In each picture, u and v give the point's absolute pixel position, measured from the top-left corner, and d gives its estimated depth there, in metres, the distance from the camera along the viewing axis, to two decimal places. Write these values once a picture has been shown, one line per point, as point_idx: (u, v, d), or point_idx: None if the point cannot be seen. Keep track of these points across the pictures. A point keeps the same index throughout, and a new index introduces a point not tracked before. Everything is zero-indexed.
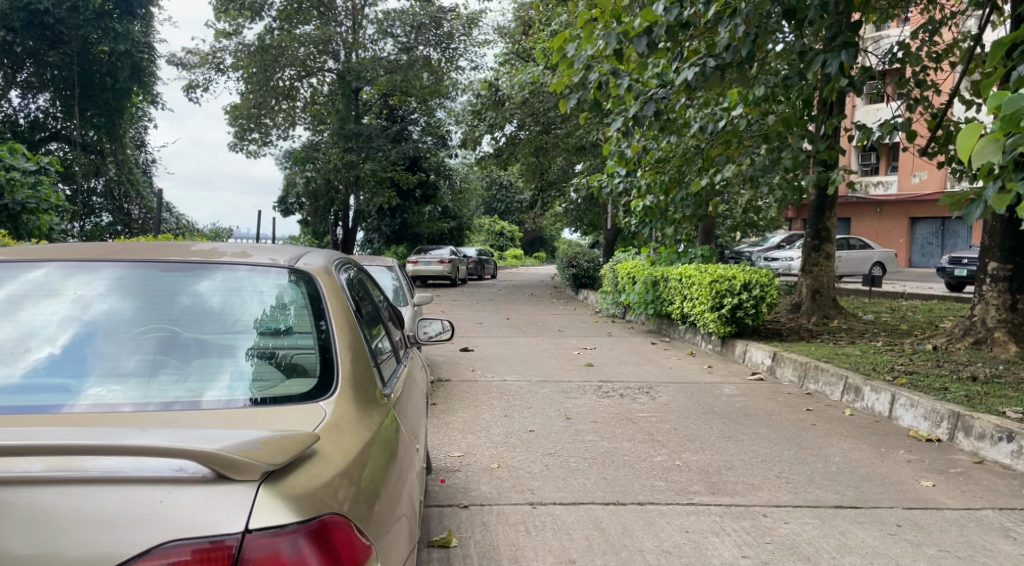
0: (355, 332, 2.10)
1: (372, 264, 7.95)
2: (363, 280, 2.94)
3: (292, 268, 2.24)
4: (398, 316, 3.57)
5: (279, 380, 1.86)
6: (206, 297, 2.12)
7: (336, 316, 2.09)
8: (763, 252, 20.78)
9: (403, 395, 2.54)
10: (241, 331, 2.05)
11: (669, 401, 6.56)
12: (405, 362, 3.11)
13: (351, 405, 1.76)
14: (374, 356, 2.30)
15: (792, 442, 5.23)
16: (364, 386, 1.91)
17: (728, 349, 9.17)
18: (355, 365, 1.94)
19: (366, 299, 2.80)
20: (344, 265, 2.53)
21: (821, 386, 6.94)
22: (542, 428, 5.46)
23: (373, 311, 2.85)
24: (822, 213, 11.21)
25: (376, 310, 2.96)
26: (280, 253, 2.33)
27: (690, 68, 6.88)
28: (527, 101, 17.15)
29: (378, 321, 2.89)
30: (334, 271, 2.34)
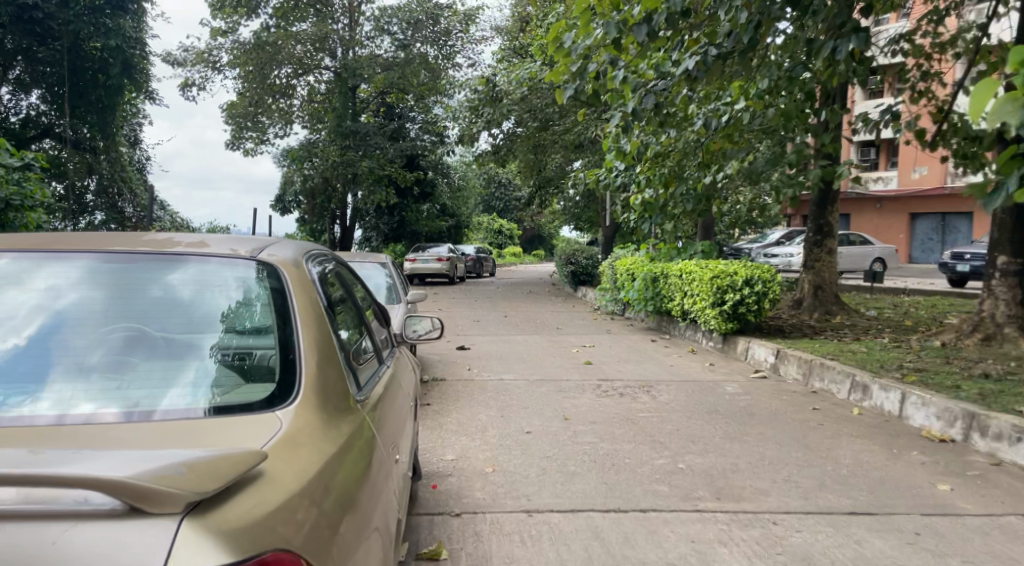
0: (326, 329, 1.87)
1: (365, 261, 7.71)
2: (340, 272, 2.70)
3: (254, 260, 1.98)
4: (382, 314, 3.35)
5: (237, 385, 1.65)
6: (178, 289, 1.89)
7: (301, 310, 1.84)
8: (764, 248, 20.55)
9: (384, 397, 2.32)
10: (203, 328, 1.83)
11: (671, 400, 6.34)
12: (388, 363, 2.90)
13: (314, 415, 1.55)
14: (349, 357, 2.06)
15: (800, 443, 5.01)
16: (332, 391, 1.69)
17: (731, 347, 8.96)
18: (324, 367, 1.72)
19: (342, 294, 2.56)
20: (315, 255, 2.29)
21: (827, 384, 6.73)
22: (540, 430, 5.23)
23: (350, 306, 2.61)
24: (824, 207, 10.97)
25: (356, 308, 2.73)
26: (243, 244, 2.09)
27: (693, 58, 6.64)
28: (526, 97, 16.87)
29: (357, 318, 2.66)
30: (302, 261, 2.10)
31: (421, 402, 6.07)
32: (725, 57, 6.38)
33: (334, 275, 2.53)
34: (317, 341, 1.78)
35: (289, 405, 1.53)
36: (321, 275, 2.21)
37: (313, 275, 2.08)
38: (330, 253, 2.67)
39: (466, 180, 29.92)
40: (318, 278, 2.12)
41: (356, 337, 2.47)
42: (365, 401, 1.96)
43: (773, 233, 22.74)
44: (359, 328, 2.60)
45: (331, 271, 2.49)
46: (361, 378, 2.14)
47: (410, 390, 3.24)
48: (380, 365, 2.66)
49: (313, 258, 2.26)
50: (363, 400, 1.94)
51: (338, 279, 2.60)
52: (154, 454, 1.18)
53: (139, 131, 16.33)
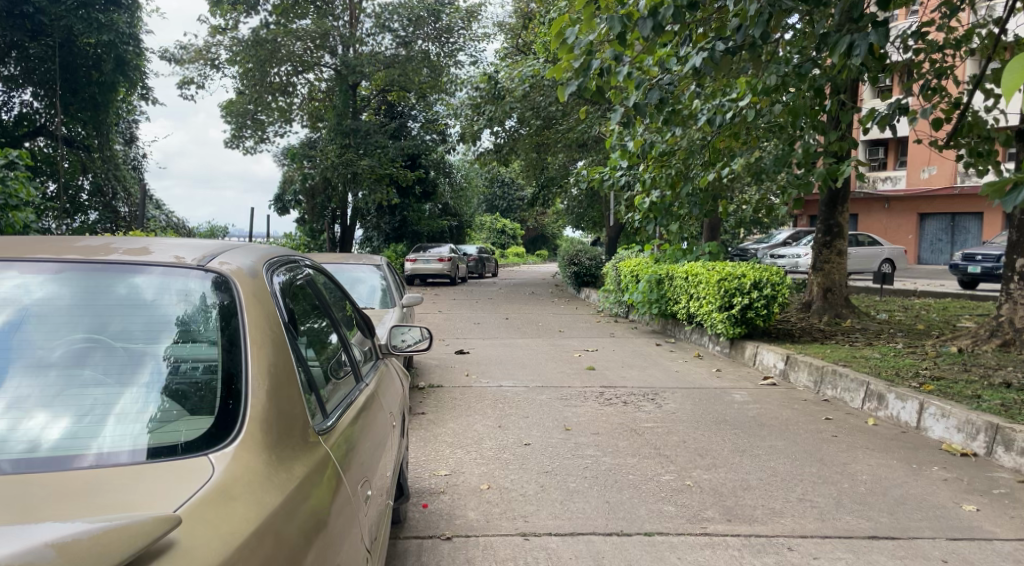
0: (285, 347, 1.63)
1: (360, 262, 7.48)
2: (311, 279, 2.45)
3: (202, 266, 1.72)
4: (367, 325, 3.12)
5: (181, 417, 1.40)
6: (142, 290, 1.64)
7: (252, 326, 1.58)
8: (770, 250, 20.25)
9: (358, 418, 2.09)
10: (155, 337, 1.57)
11: (677, 409, 6.08)
12: (367, 378, 2.66)
13: (261, 452, 1.32)
14: (313, 381, 1.79)
15: (814, 457, 4.75)
16: (287, 420, 1.46)
17: (738, 352, 8.70)
18: (278, 393, 1.48)
19: (313, 302, 2.32)
20: (275, 261, 2.04)
21: (840, 392, 6.48)
22: (539, 441, 4.98)
23: (322, 316, 2.36)
24: (834, 207, 10.69)
25: (330, 321, 2.47)
26: (189, 250, 1.81)
27: (698, 54, 6.36)
28: (528, 95, 16.62)
29: (330, 329, 2.42)
30: (260, 266, 1.84)
31: (416, 411, 5.82)
32: (732, 52, 6.07)
33: (302, 282, 2.28)
34: (273, 362, 1.54)
35: (225, 446, 1.30)
36: (283, 282, 1.96)
37: (273, 283, 1.83)
38: (297, 256, 2.42)
39: (467, 180, 29.73)
40: (278, 287, 1.87)
41: (326, 351, 2.23)
42: (331, 429, 1.72)
43: (777, 234, 22.47)
44: (331, 340, 2.35)
45: (299, 280, 2.24)
46: (327, 400, 1.90)
47: (395, 404, 3.02)
48: (358, 382, 2.42)
49: (275, 264, 2.01)
50: (329, 428, 1.71)
51: (308, 287, 2.35)
52: (35, 531, 0.96)
53: (137, 129, 16.15)
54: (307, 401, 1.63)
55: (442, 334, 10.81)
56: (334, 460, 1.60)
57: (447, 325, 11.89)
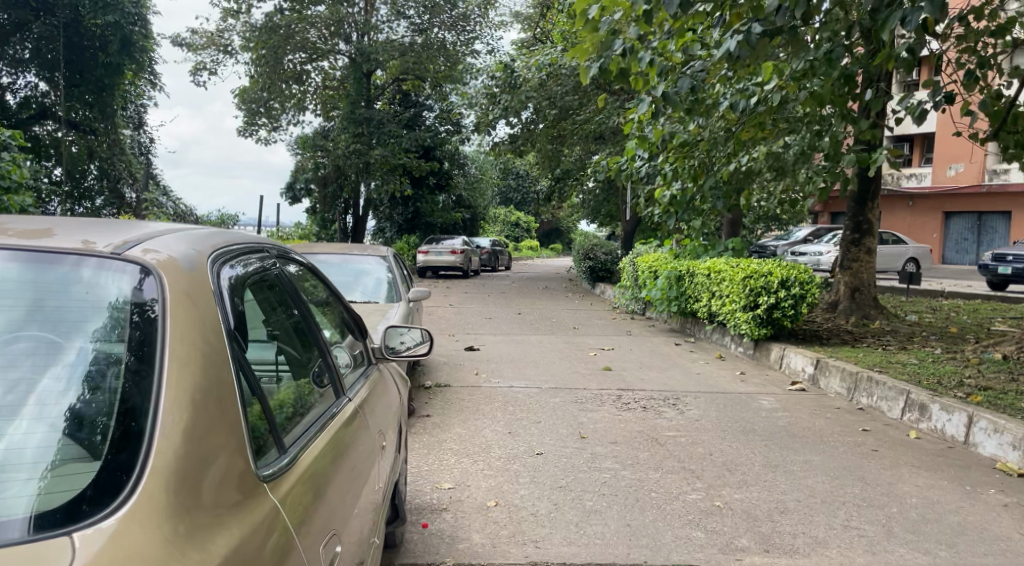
0: (223, 361, 1.25)
1: (365, 253, 7.09)
2: (286, 272, 2.07)
3: (115, 255, 1.30)
4: (359, 327, 2.73)
5: (100, 447, 1.06)
6: (60, 271, 1.25)
7: (176, 332, 1.20)
8: (790, 247, 19.68)
9: (333, 444, 1.72)
10: (86, 322, 1.21)
11: (701, 416, 5.66)
12: (354, 389, 2.29)
13: (157, 526, 0.98)
14: (264, 404, 1.41)
15: (855, 476, 4.32)
16: (213, 465, 1.11)
17: (763, 354, 8.25)
18: (201, 431, 1.11)
19: (286, 300, 1.93)
20: (231, 250, 1.65)
21: (876, 401, 6.04)
22: (552, 451, 4.58)
23: (297, 315, 1.99)
24: (864, 202, 10.18)
25: (309, 321, 2.08)
26: (103, 234, 1.40)
27: (732, 35, 5.86)
28: (545, 85, 16.15)
29: (310, 333, 2.04)
30: (202, 254, 1.45)
31: (421, 413, 5.44)
32: (766, 32, 5.58)
33: (274, 275, 1.91)
34: (203, 388, 1.17)
35: (102, 520, 0.96)
36: (237, 276, 1.57)
37: (216, 274, 1.43)
38: (268, 245, 2.04)
39: (481, 172, 29.36)
40: (229, 281, 1.48)
41: (297, 358, 1.86)
42: (283, 465, 1.36)
43: (797, 231, 21.88)
44: (307, 344, 1.99)
45: (268, 272, 1.86)
46: (286, 425, 1.54)
47: (390, 419, 2.66)
48: (342, 396, 2.05)
49: (230, 253, 1.62)
50: (279, 466, 1.34)
51: (283, 280, 1.98)
52: None
53: (145, 113, 15.86)
54: (250, 433, 1.27)
55: (452, 329, 10.43)
56: (284, 512, 1.26)
57: (458, 319, 11.51)
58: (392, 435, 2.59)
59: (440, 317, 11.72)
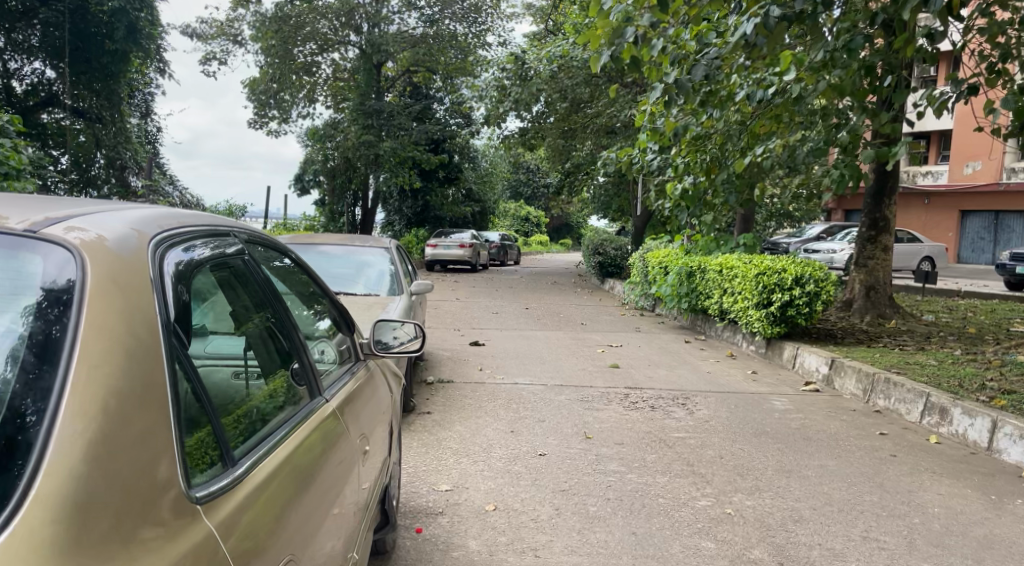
0: (152, 359, 1.09)
1: (367, 245, 6.92)
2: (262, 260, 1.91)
3: (30, 234, 1.12)
4: (347, 322, 2.58)
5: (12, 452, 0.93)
6: None
7: (90, 326, 1.03)
8: (803, 244, 19.38)
9: (305, 452, 1.59)
10: (11, 300, 1.06)
11: (711, 417, 5.46)
12: (334, 386, 2.15)
13: (32, 562, 0.83)
14: (205, 406, 1.26)
15: (873, 483, 4.11)
16: (120, 484, 0.96)
17: (775, 353, 8.03)
18: (109, 449, 0.96)
19: (257, 293, 1.78)
20: (185, 234, 1.48)
21: (893, 403, 5.81)
22: (555, 452, 4.39)
23: (272, 314, 1.84)
24: (881, 198, 9.90)
25: (287, 317, 1.92)
26: (30, 210, 1.23)
27: (748, 20, 5.62)
28: (556, 76, 15.91)
29: (286, 332, 1.89)
30: (144, 234, 1.28)
31: (421, 410, 5.27)
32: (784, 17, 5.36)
33: (245, 263, 1.75)
34: (121, 390, 1.01)
35: None
36: (190, 262, 1.41)
37: (158, 255, 1.26)
38: (241, 229, 1.88)
39: (491, 166, 29.16)
40: (178, 268, 1.31)
41: (265, 358, 1.73)
42: (228, 483, 1.22)
43: (810, 227, 21.57)
44: (279, 339, 1.84)
45: (236, 259, 1.71)
46: (238, 436, 1.39)
47: (378, 418, 2.52)
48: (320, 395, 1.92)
49: (183, 238, 1.46)
50: (220, 485, 1.20)
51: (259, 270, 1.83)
52: None
53: (152, 101, 15.75)
54: (183, 443, 1.12)
55: (458, 323, 10.26)
56: (218, 537, 1.11)
57: (464, 313, 11.33)
58: (378, 435, 2.46)
59: (445, 311, 11.55)
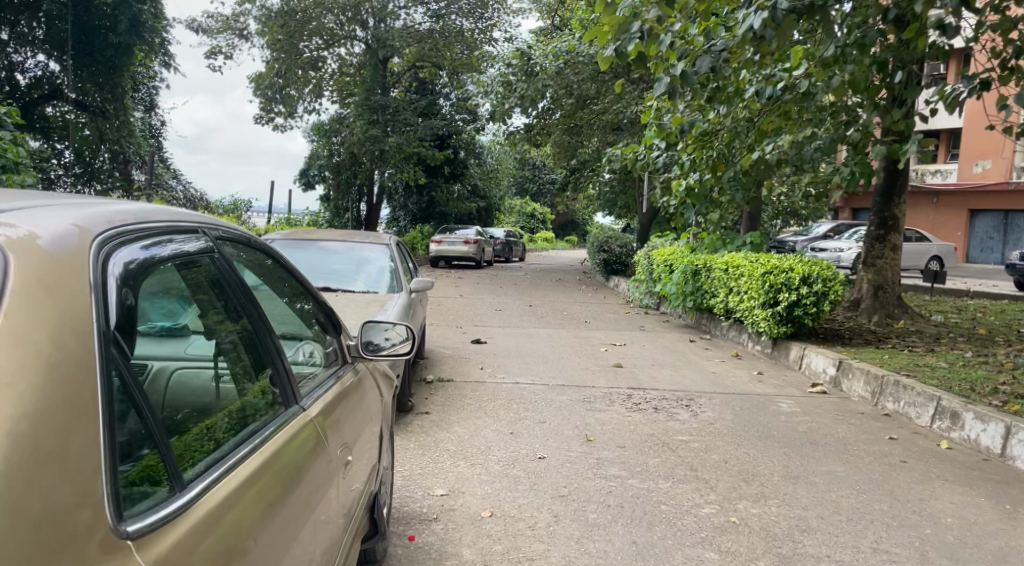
0: (81, 374, 1.01)
1: (366, 242, 6.81)
2: (235, 259, 1.83)
3: None
4: (330, 321, 2.52)
5: None
6: None
7: (12, 342, 0.95)
8: (810, 243, 19.19)
9: (275, 472, 1.54)
10: None
11: (715, 419, 5.34)
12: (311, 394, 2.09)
13: None
14: (142, 419, 1.19)
15: (883, 491, 3.99)
16: (26, 510, 0.88)
17: (781, 353, 7.89)
18: (20, 482, 0.88)
19: (227, 297, 1.71)
20: (143, 231, 1.40)
21: (903, 407, 5.68)
22: (555, 455, 4.28)
23: (243, 320, 1.76)
24: (891, 197, 9.73)
25: (260, 321, 1.84)
26: None
27: (757, 12, 5.46)
28: (562, 72, 15.75)
29: (262, 336, 1.84)
30: (87, 231, 1.19)
31: (419, 410, 5.16)
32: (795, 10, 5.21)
33: (214, 264, 1.67)
34: (39, 408, 0.93)
35: None
36: (145, 262, 1.34)
37: (101, 254, 1.18)
38: (213, 226, 1.79)
39: (496, 162, 29.02)
40: (125, 268, 1.24)
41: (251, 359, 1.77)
42: (173, 508, 1.16)
43: (818, 226, 21.38)
44: (249, 345, 1.78)
45: (203, 258, 1.62)
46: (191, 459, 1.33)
47: (362, 426, 2.44)
48: (292, 406, 1.86)
49: (139, 235, 1.38)
50: (166, 512, 1.14)
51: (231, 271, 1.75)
52: None
53: (156, 95, 15.67)
54: (115, 466, 1.04)
55: (460, 320, 10.14)
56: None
57: (468, 310, 11.22)
58: (360, 445, 2.37)
59: (448, 307, 11.44)
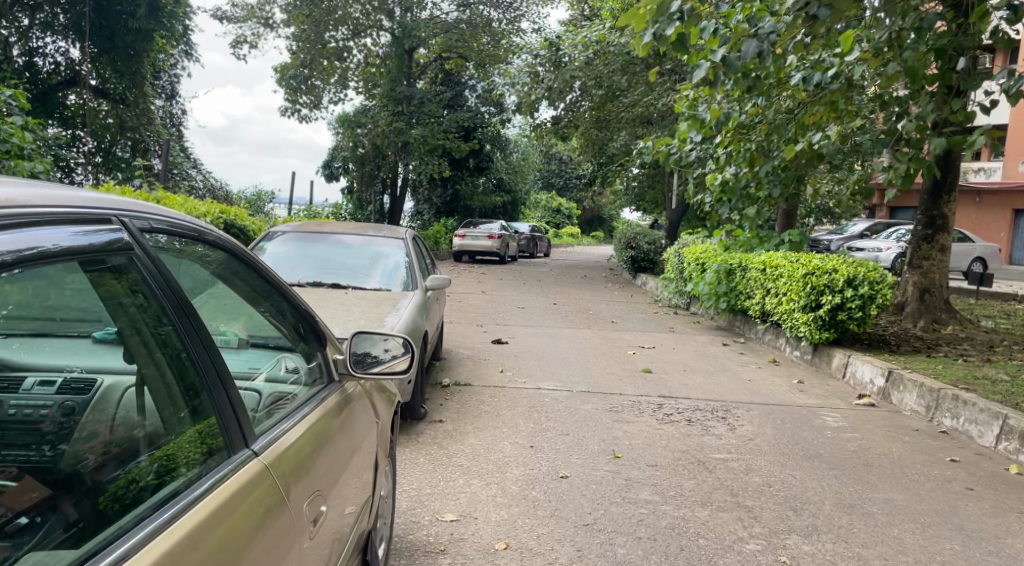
0: None
1: (380, 236, 6.42)
2: (171, 258, 1.41)
3: None
4: (317, 333, 2.15)
5: None
6: None
7: None
8: (846, 242, 18.47)
9: (229, 530, 1.23)
10: None
11: (755, 434, 4.89)
12: (278, 424, 1.72)
13: None
14: None
15: (951, 525, 3.51)
16: None
17: (822, 360, 7.39)
18: None
19: (156, 313, 1.29)
20: (36, 212, 1.05)
21: (963, 424, 5.17)
22: (580, 475, 3.87)
23: (179, 345, 1.34)
24: (940, 195, 9.11)
25: (208, 340, 1.42)
26: None
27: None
28: (592, 63, 15.23)
29: (212, 363, 1.41)
30: None
31: (432, 418, 4.79)
32: None
33: (135, 262, 1.25)
34: None
35: None
36: (44, 253, 1.03)
37: None
38: (139, 214, 1.36)
39: (523, 156, 28.57)
40: None
41: (192, 393, 1.36)
42: None
43: (853, 225, 20.61)
44: (187, 371, 1.35)
45: (116, 256, 1.21)
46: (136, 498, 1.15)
47: (348, 461, 2.02)
48: (243, 450, 1.44)
49: (31, 216, 1.03)
50: None
51: (166, 271, 1.34)
52: None
53: (178, 83, 15.50)
54: None
55: (481, 319, 9.76)
56: None
57: (489, 308, 10.83)
58: (346, 483, 1.97)
59: (469, 305, 11.07)
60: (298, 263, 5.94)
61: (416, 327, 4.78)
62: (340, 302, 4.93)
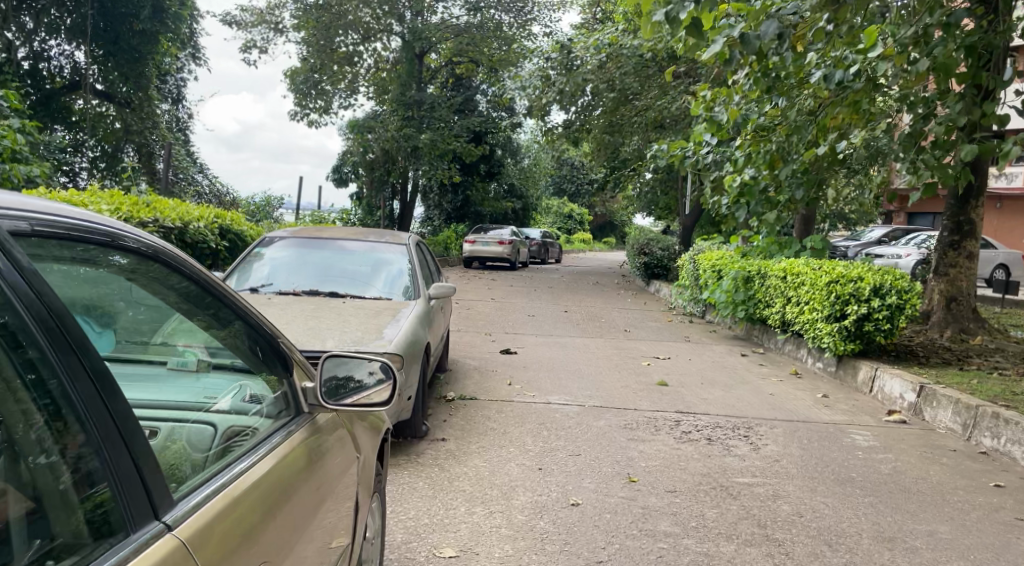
0: None
1: (383, 240, 6.15)
2: (57, 274, 1.08)
3: None
4: (281, 358, 1.86)
5: None
6: None
7: None
8: (864, 248, 18.04)
9: None
10: None
11: (781, 454, 4.55)
12: (221, 473, 1.41)
13: None
14: None
15: (1004, 563, 3.16)
16: None
17: (848, 373, 7.02)
18: None
19: (28, 348, 0.95)
20: None
21: (1004, 444, 4.80)
22: (592, 502, 3.55)
23: (63, 394, 0.99)
24: (967, 200, 8.70)
25: (107, 384, 1.07)
26: None
27: None
28: (604, 66, 14.90)
29: (111, 415, 1.06)
30: None
31: (435, 436, 4.49)
32: None
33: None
34: None
35: None
36: None
37: None
38: (21, 215, 1.03)
39: (535, 162, 28.30)
40: None
41: (84, 455, 1.01)
42: None
43: (871, 230, 20.16)
44: (75, 428, 1.01)
45: None
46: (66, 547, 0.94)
47: (318, 510, 1.69)
48: (156, 519, 1.08)
49: None
50: None
51: (47, 291, 1.00)
52: None
53: (184, 87, 15.35)
54: None
55: (489, 327, 9.46)
56: None
57: (499, 315, 10.53)
58: (317, 536, 1.65)
59: (478, 312, 10.79)
60: (297, 270, 5.66)
61: (417, 339, 4.48)
62: (337, 312, 4.64)
